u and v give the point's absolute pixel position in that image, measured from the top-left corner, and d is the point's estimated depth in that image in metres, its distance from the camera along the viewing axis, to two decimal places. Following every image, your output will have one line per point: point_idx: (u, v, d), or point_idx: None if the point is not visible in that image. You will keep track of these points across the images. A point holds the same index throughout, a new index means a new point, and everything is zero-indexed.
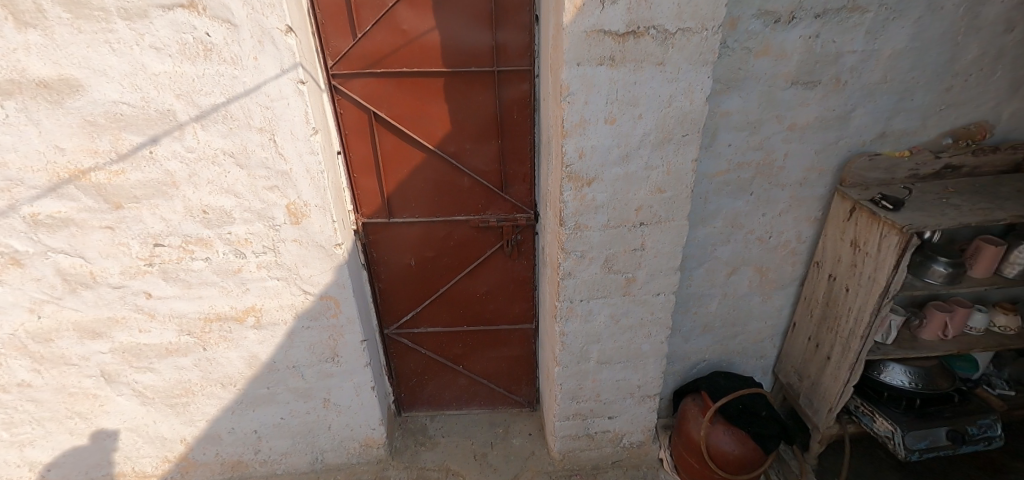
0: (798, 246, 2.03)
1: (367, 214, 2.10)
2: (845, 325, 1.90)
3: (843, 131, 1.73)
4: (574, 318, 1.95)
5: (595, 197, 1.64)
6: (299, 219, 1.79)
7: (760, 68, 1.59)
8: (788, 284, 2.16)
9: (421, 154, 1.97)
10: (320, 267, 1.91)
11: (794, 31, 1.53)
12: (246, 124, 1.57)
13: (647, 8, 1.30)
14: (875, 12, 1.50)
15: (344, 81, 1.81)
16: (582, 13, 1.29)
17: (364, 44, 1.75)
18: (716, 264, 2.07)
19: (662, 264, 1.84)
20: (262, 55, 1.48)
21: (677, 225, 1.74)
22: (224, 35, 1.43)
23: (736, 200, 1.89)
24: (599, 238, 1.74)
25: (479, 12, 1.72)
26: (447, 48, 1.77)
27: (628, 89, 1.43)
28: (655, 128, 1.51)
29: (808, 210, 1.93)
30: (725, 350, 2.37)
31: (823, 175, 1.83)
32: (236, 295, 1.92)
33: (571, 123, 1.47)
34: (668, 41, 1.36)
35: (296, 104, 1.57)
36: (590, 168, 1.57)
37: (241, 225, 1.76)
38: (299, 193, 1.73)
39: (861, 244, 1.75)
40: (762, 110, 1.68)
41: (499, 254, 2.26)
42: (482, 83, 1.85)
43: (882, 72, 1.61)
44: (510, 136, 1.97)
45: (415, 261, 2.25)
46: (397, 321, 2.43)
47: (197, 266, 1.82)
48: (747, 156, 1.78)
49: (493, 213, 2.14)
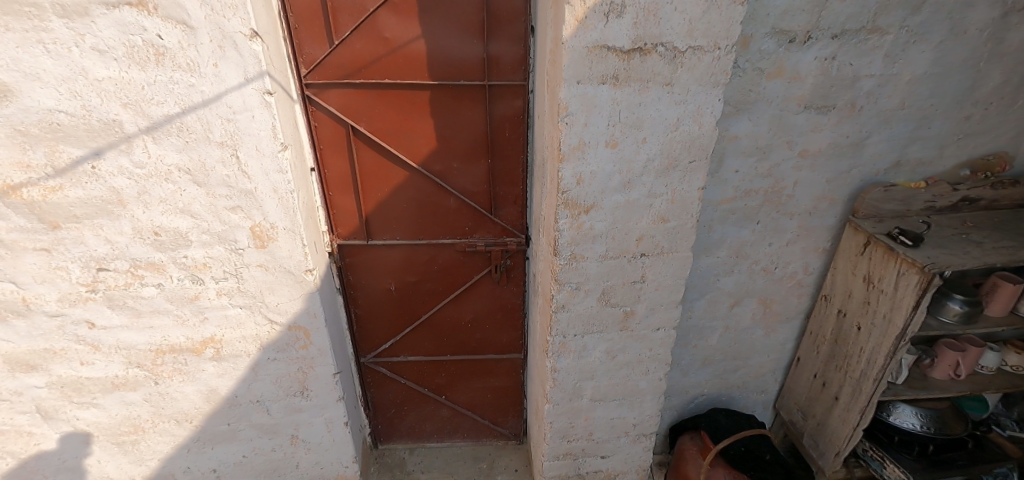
0: (805, 278, 1.91)
1: (344, 235, 1.93)
2: (856, 366, 1.77)
3: (857, 159, 1.63)
4: (567, 354, 1.80)
5: (592, 226, 1.50)
6: (265, 243, 1.61)
7: (772, 90, 1.47)
8: (793, 317, 2.04)
9: (404, 172, 1.82)
10: (289, 295, 1.73)
11: (809, 52, 1.41)
12: (205, 138, 1.40)
13: (655, 23, 1.17)
14: (896, 34, 1.39)
15: (320, 92, 1.65)
16: (583, 27, 1.16)
17: (342, 52, 1.59)
18: (718, 295, 1.95)
19: (663, 298, 1.70)
20: (222, 63, 1.31)
21: (681, 257, 1.60)
22: (179, 39, 1.26)
23: (741, 229, 1.77)
24: (596, 270, 1.60)
25: (470, 22, 1.58)
26: (434, 59, 1.63)
27: (632, 110, 1.30)
28: (661, 153, 1.38)
29: (816, 241, 1.81)
30: (724, 384, 2.24)
31: (833, 204, 1.72)
32: (193, 326, 1.73)
33: (569, 146, 1.33)
34: (677, 60, 1.23)
35: (263, 117, 1.41)
36: (588, 195, 1.43)
37: (198, 248, 1.58)
38: (265, 215, 1.56)
39: (874, 281, 1.63)
40: (772, 136, 1.56)
41: (487, 280, 2.09)
42: (472, 98, 1.70)
43: (900, 98, 1.51)
44: (501, 156, 1.82)
45: (396, 286, 2.08)
46: (375, 348, 2.25)
47: (148, 293, 1.63)
48: (755, 184, 1.66)
49: (481, 236, 1.98)
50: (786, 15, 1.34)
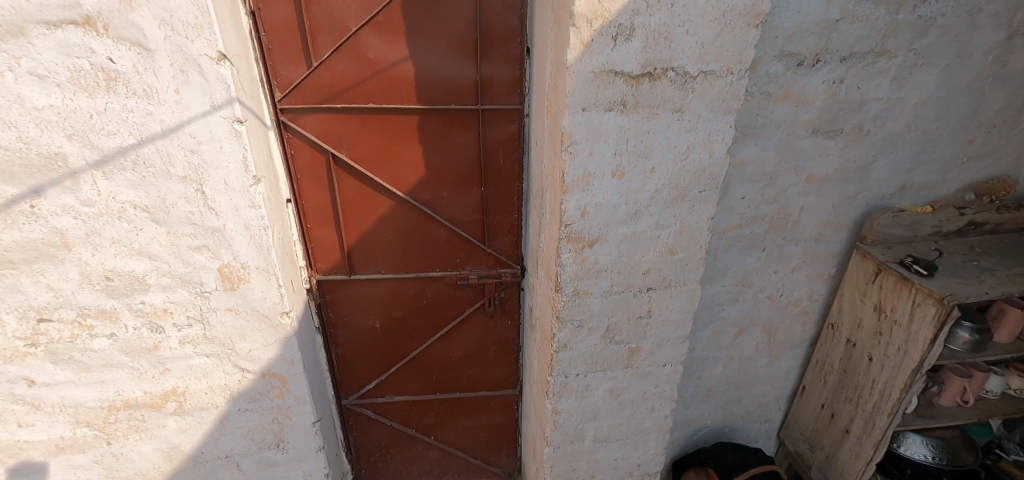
0: (810, 305, 1.85)
1: (323, 269, 1.77)
2: (868, 397, 1.70)
3: (863, 184, 1.58)
4: (568, 395, 1.67)
5: (597, 260, 1.39)
6: (234, 285, 1.44)
7: (780, 115, 1.40)
8: (797, 345, 1.96)
9: (389, 201, 1.68)
10: (262, 340, 1.56)
11: (817, 75, 1.35)
12: (165, 172, 1.24)
13: (665, 46, 1.09)
14: (903, 57, 1.35)
15: (296, 118, 1.51)
16: (589, 51, 1.07)
17: (321, 74, 1.46)
18: (723, 325, 1.86)
19: (670, 333, 1.60)
20: (185, 88, 1.17)
21: (689, 289, 1.51)
22: (134, 62, 1.11)
23: (747, 257, 1.70)
24: (600, 306, 1.49)
25: (461, 43, 1.48)
26: (423, 82, 1.51)
27: (640, 138, 1.21)
28: (669, 183, 1.29)
29: (821, 268, 1.75)
30: (728, 415, 2.15)
31: (839, 230, 1.67)
32: (152, 378, 1.53)
33: (573, 178, 1.23)
34: (688, 85, 1.15)
35: (232, 147, 1.27)
36: (593, 228, 1.33)
37: (158, 293, 1.40)
38: (235, 254, 1.40)
39: (886, 310, 1.57)
40: (779, 161, 1.50)
41: (480, 314, 1.96)
42: (463, 122, 1.59)
43: (906, 122, 1.47)
44: (494, 183, 1.70)
45: (381, 323, 1.92)
46: (358, 389, 2.07)
47: (98, 344, 1.43)
48: (761, 210, 1.59)
49: (473, 268, 1.85)
50: (795, 37, 1.28)
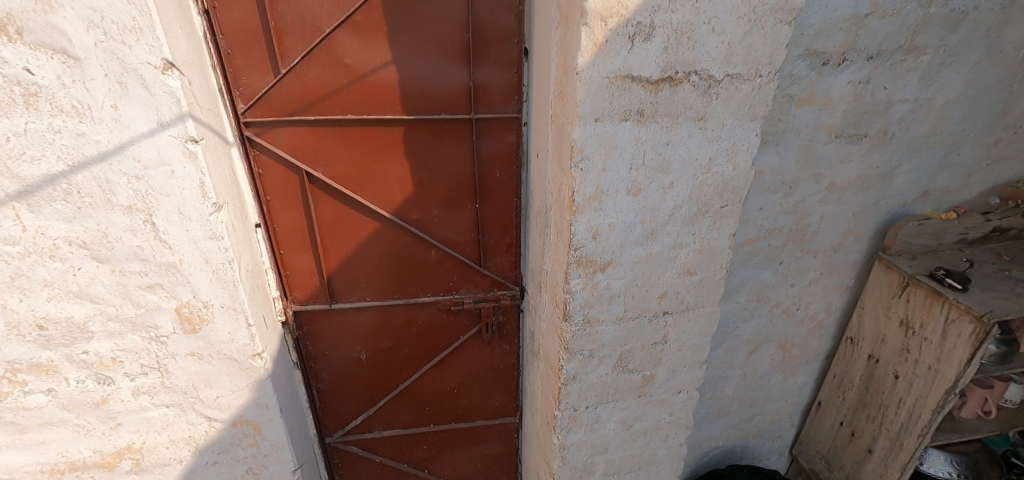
0: (826, 318, 1.73)
1: (300, 299, 1.59)
2: (894, 417, 1.60)
3: (885, 190, 1.46)
4: (577, 429, 1.52)
5: (609, 285, 1.25)
6: (196, 327, 1.25)
7: (803, 119, 1.27)
8: (813, 360, 1.84)
9: (373, 223, 1.51)
10: (231, 385, 1.37)
11: (842, 76, 1.23)
12: (105, 202, 1.05)
13: (688, 47, 0.96)
14: (932, 55, 1.24)
15: (265, 132, 1.33)
16: (603, 53, 0.93)
17: (291, 83, 1.29)
18: (737, 343, 1.72)
19: (687, 358, 1.47)
20: (125, 104, 0.98)
21: (707, 312, 1.38)
22: (58, 73, 0.91)
23: (764, 271, 1.55)
24: (612, 334, 1.35)
25: (452, 45, 1.32)
26: (409, 89, 1.35)
27: (658, 151, 1.07)
28: (689, 199, 1.16)
29: (839, 279, 1.63)
30: (740, 434, 2.02)
31: (859, 239, 1.55)
32: (102, 435, 1.33)
33: (584, 196, 1.09)
34: (712, 90, 1.02)
35: (186, 172, 1.08)
36: (605, 251, 1.19)
37: (104, 340, 1.20)
38: (195, 292, 1.21)
39: (915, 326, 1.47)
40: (799, 169, 1.36)
41: (476, 340, 1.79)
42: (455, 134, 1.43)
43: (932, 124, 1.36)
44: (490, 200, 1.55)
45: (367, 354, 1.74)
46: (343, 426, 1.88)
47: (33, 402, 1.22)
48: (779, 221, 1.45)
49: (468, 291, 1.69)
50: (821, 34, 1.15)
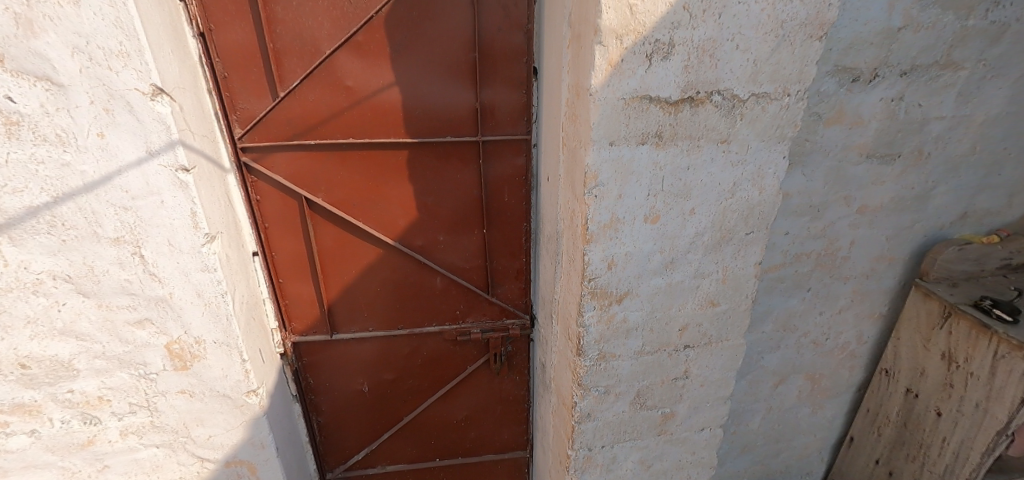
0: (858, 348, 1.61)
1: (300, 329, 1.52)
2: (937, 458, 1.46)
3: (921, 213, 1.36)
4: (592, 470, 1.41)
5: (626, 318, 1.16)
6: (187, 363, 1.19)
7: (831, 139, 1.19)
8: (844, 392, 1.71)
9: (376, 250, 1.44)
10: (224, 424, 1.29)
11: (873, 93, 1.15)
12: (91, 234, 0.99)
13: (711, 66, 0.89)
14: (971, 69, 1.15)
15: (263, 158, 1.28)
16: (618, 73, 0.87)
17: (291, 106, 1.24)
18: (762, 375, 1.60)
19: (710, 395, 1.36)
20: (112, 132, 0.93)
21: (731, 345, 1.28)
22: (41, 101, 0.86)
23: (790, 299, 1.45)
24: (629, 370, 1.25)
25: (458, 65, 1.27)
26: (413, 111, 1.29)
27: (678, 176, 1.00)
28: (711, 226, 1.08)
29: (872, 307, 1.52)
30: (765, 471, 1.88)
31: (892, 265, 1.44)
32: (88, 477, 1.25)
33: (598, 224, 1.01)
34: (736, 110, 0.95)
35: (176, 201, 1.02)
36: (621, 281, 1.10)
37: (90, 378, 1.13)
38: (186, 328, 1.14)
39: (959, 360, 1.36)
40: (827, 191, 1.27)
41: (484, 371, 1.70)
42: (461, 157, 1.37)
43: (971, 142, 1.26)
44: (498, 225, 1.47)
45: (370, 386, 1.66)
46: (344, 461, 1.79)
47: (15, 444, 1.14)
48: (807, 246, 1.35)
49: (475, 320, 1.61)
50: (850, 49, 1.08)
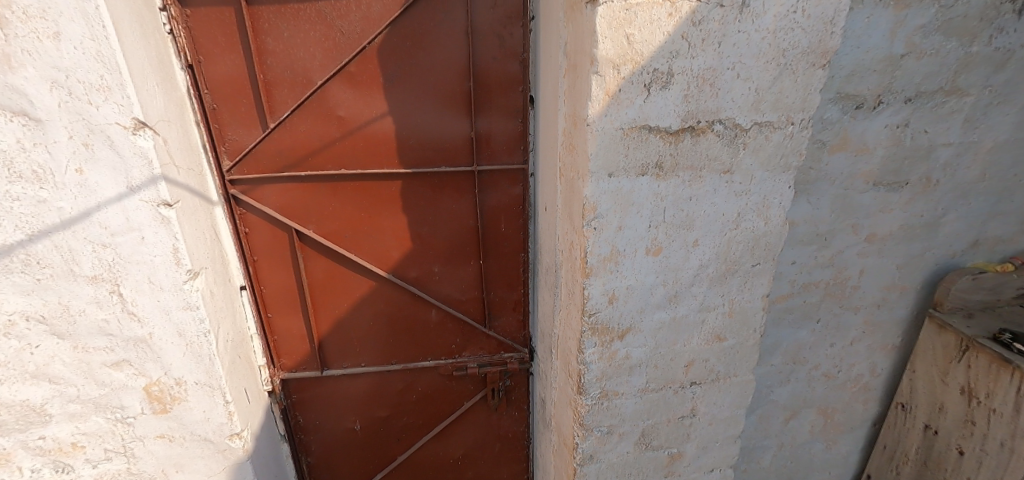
0: (872, 381, 1.54)
1: (289, 365, 1.45)
2: None
3: (932, 241, 1.31)
4: None
5: (628, 354, 1.10)
6: (167, 406, 1.12)
7: (836, 167, 1.16)
8: (858, 426, 1.63)
9: (368, 282, 1.39)
10: (205, 470, 1.21)
11: (878, 120, 1.12)
12: (67, 272, 0.94)
13: (711, 96, 0.86)
14: (977, 95, 1.13)
15: (253, 190, 1.25)
16: (616, 103, 0.84)
17: (282, 137, 1.21)
18: (772, 409, 1.53)
19: (719, 433, 1.29)
20: (92, 167, 0.89)
21: (740, 381, 1.21)
22: (18, 136, 0.83)
23: (799, 331, 1.39)
24: (633, 409, 1.18)
25: (452, 95, 1.25)
26: (407, 141, 1.27)
27: (680, 207, 0.96)
28: (716, 258, 1.03)
29: (884, 338, 1.46)
30: None
31: (904, 294, 1.39)
32: None
33: (598, 258, 0.97)
34: (739, 140, 0.91)
35: (158, 237, 0.98)
36: (623, 316, 1.05)
37: (63, 424, 1.07)
38: (166, 369, 1.09)
39: (980, 395, 1.28)
40: (834, 219, 1.23)
41: (481, 407, 1.63)
42: (456, 187, 1.34)
43: (980, 169, 1.23)
44: (495, 256, 1.43)
45: (362, 424, 1.58)
46: None
47: None
48: (816, 276, 1.30)
49: (472, 354, 1.54)
50: (853, 77, 1.06)
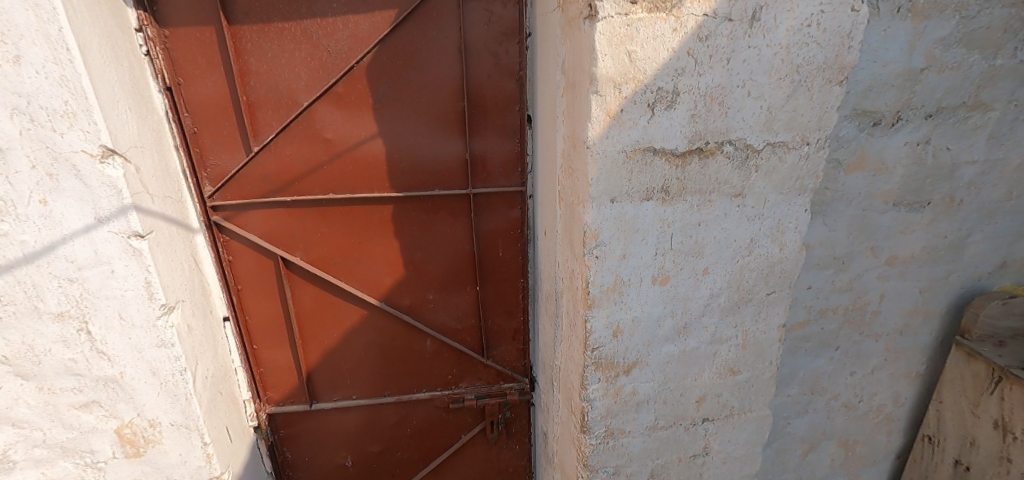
0: (895, 411, 1.44)
1: (276, 399, 1.38)
2: None
3: (956, 263, 1.23)
4: None
5: (635, 390, 1.02)
6: (140, 449, 1.05)
7: (854, 187, 1.09)
8: (882, 459, 1.53)
9: (359, 310, 1.32)
10: None
11: (897, 137, 1.06)
12: (31, 310, 0.88)
13: (721, 115, 0.80)
14: (1002, 110, 1.06)
15: (236, 216, 1.19)
16: (618, 124, 0.78)
17: (266, 160, 1.16)
18: (790, 442, 1.43)
19: (734, 473, 1.19)
20: (56, 198, 0.83)
21: (756, 417, 1.13)
22: None
23: (817, 359, 1.30)
24: (641, 448, 1.10)
25: (446, 115, 1.20)
26: (398, 164, 1.21)
27: (688, 233, 0.89)
28: (728, 287, 0.96)
29: (908, 365, 1.37)
30: None
31: (928, 319, 1.30)
32: None
33: (601, 289, 0.90)
34: (751, 162, 0.85)
35: (129, 270, 0.92)
36: (629, 351, 0.98)
37: (28, 470, 0.99)
38: (139, 409, 1.01)
39: (1015, 431, 1.18)
40: (852, 242, 1.15)
41: (480, 440, 1.54)
42: (451, 211, 1.28)
43: (1006, 187, 1.16)
44: (493, 281, 1.36)
45: (353, 460, 1.49)
46: None
47: None
48: (833, 301, 1.22)
49: (469, 384, 1.46)
50: (869, 92, 1.00)
